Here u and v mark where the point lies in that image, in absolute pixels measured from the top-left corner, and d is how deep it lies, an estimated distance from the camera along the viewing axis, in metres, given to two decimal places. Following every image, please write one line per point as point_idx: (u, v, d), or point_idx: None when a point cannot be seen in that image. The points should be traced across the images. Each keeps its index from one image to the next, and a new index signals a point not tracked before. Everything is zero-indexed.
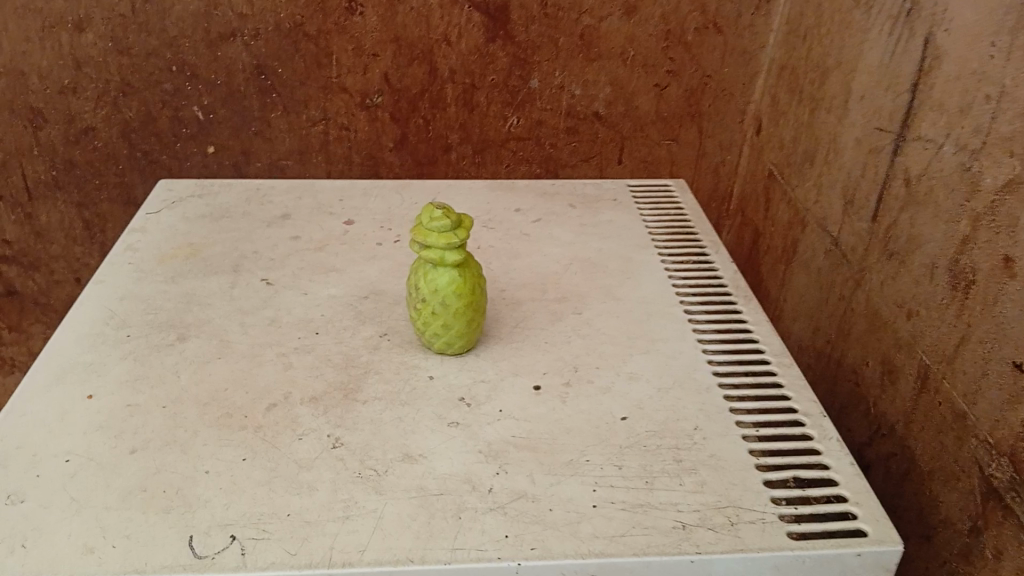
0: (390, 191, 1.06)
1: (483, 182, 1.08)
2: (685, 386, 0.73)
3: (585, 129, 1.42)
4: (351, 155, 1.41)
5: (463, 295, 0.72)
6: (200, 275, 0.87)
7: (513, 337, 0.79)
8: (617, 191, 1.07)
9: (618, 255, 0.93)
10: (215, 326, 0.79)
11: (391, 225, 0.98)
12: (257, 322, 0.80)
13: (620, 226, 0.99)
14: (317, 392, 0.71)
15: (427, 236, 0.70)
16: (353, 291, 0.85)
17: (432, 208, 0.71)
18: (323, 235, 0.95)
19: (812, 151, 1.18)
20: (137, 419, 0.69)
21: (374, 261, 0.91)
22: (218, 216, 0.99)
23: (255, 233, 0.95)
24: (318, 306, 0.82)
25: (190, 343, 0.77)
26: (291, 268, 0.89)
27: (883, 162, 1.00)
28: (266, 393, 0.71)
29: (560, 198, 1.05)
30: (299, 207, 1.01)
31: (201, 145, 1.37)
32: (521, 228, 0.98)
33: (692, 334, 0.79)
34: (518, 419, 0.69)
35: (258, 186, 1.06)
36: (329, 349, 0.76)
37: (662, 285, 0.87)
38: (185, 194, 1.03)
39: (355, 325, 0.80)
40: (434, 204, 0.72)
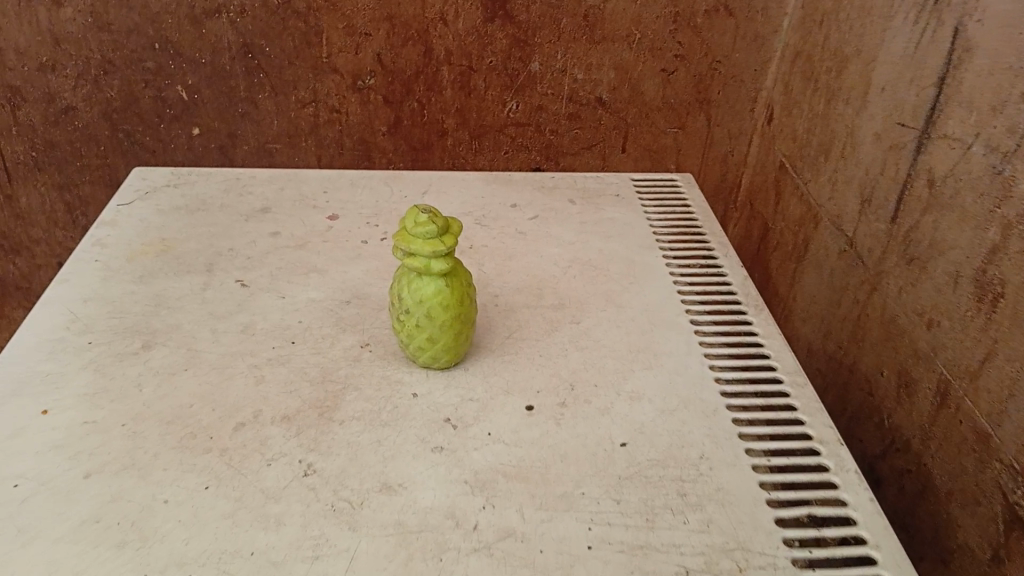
0: (379, 183, 1.00)
1: (478, 174, 1.02)
2: (691, 407, 0.67)
3: (588, 115, 1.36)
4: (343, 140, 1.34)
5: (451, 306, 0.66)
6: (171, 274, 0.81)
7: (506, 349, 0.73)
8: (620, 186, 1.01)
9: (620, 257, 0.87)
10: (185, 332, 0.74)
11: (379, 220, 0.92)
12: (229, 329, 0.74)
13: (623, 224, 0.93)
14: (291, 410, 0.66)
15: (411, 243, 0.64)
16: (335, 294, 0.79)
17: (416, 211, 0.65)
18: (306, 231, 0.89)
19: (827, 145, 1.12)
20: (95, 439, 0.63)
21: (359, 261, 0.85)
22: (195, 208, 0.92)
23: (232, 227, 0.89)
24: (296, 311, 0.77)
25: (156, 352, 0.71)
26: (269, 267, 0.83)
27: (905, 160, 0.94)
28: (235, 410, 0.65)
29: (559, 192, 0.99)
30: (281, 199, 0.95)
31: (186, 127, 1.31)
32: (517, 225, 0.92)
33: (698, 348, 0.74)
34: (508, 444, 0.63)
35: (238, 176, 1.00)
36: (306, 361, 0.71)
37: (666, 291, 0.81)
38: (161, 184, 0.97)
39: (335, 333, 0.74)
40: (419, 207, 0.66)
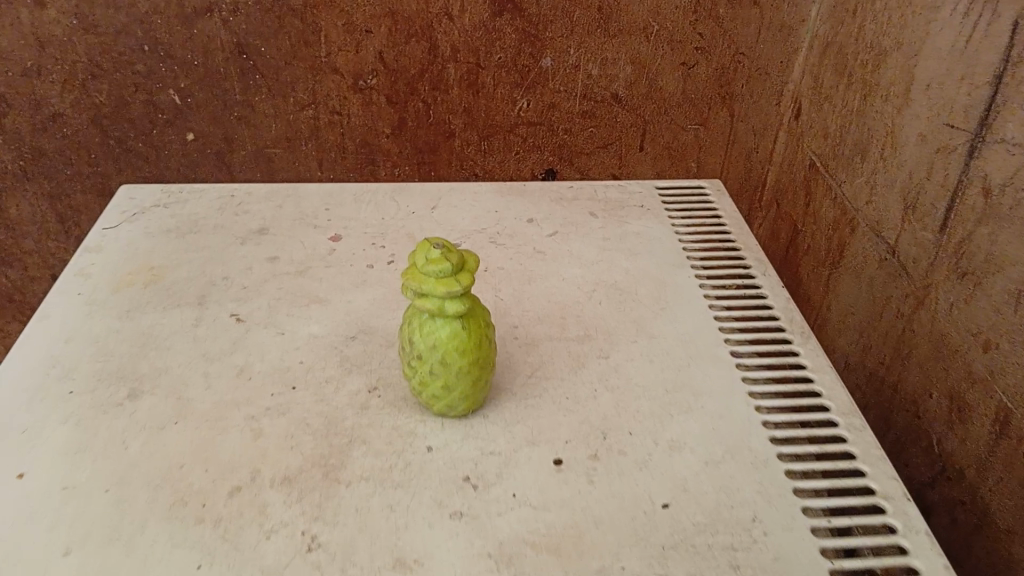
0: (385, 197, 0.93)
1: (491, 186, 0.95)
2: (739, 459, 0.60)
3: (603, 113, 1.28)
4: (345, 143, 1.26)
5: (469, 350, 0.59)
6: (159, 308, 0.74)
7: (528, 390, 0.66)
8: (645, 196, 0.94)
9: (649, 278, 0.80)
10: (175, 377, 0.67)
11: (385, 241, 0.85)
12: (223, 372, 0.67)
13: (650, 240, 0.86)
14: (292, 469, 0.59)
15: (422, 282, 0.57)
16: (339, 329, 0.72)
17: (428, 246, 0.58)
18: (306, 255, 0.82)
19: (864, 146, 1.04)
20: (75, 507, 0.56)
21: (364, 289, 0.78)
22: (186, 231, 0.85)
23: (227, 252, 0.82)
24: (296, 350, 0.70)
25: (144, 402, 0.65)
26: (266, 298, 0.76)
27: (956, 165, 0.86)
28: (230, 471, 0.59)
29: (579, 204, 0.92)
30: (279, 217, 0.88)
31: (179, 132, 1.23)
32: (535, 243, 0.85)
33: (743, 385, 0.67)
34: (537, 507, 0.56)
35: (232, 192, 0.93)
36: (309, 409, 0.64)
37: (703, 317, 0.74)
38: (150, 204, 0.90)
39: (340, 375, 0.67)
40: (432, 240, 0.59)
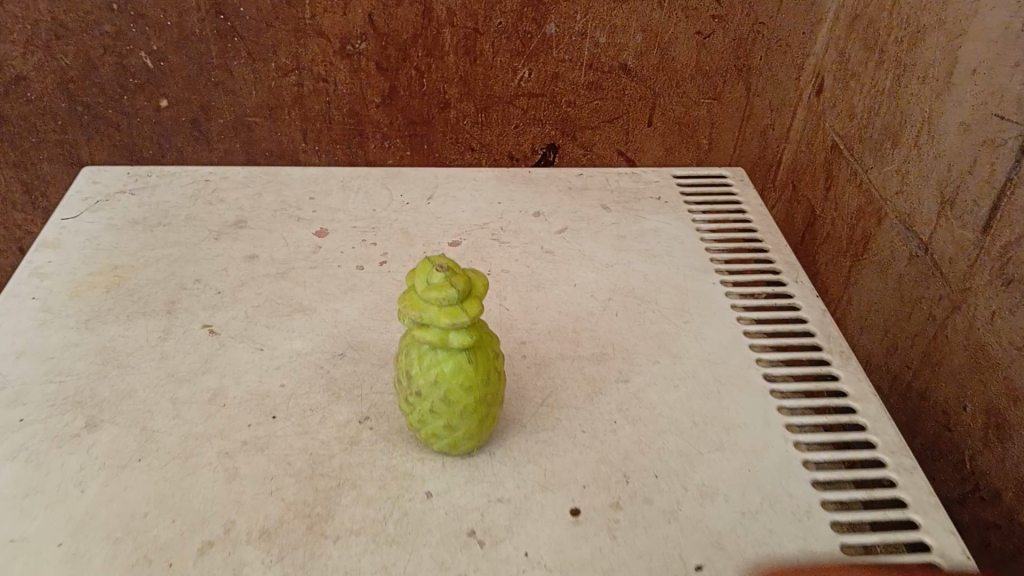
0: (375, 184, 0.84)
1: (492, 172, 0.87)
2: (779, 509, 0.54)
3: (610, 84, 1.15)
4: (332, 112, 1.14)
5: (476, 386, 0.52)
6: (123, 317, 0.66)
7: (539, 422, 0.59)
8: (662, 185, 0.86)
9: (670, 285, 0.72)
10: (140, 404, 0.59)
11: (376, 237, 0.77)
12: (194, 397, 0.60)
13: (669, 238, 0.78)
14: (271, 521, 0.52)
15: (423, 311, 0.50)
16: (325, 344, 0.65)
17: (430, 268, 0.50)
18: (288, 253, 0.74)
19: (895, 130, 0.93)
20: (22, 564, 0.49)
21: (353, 294, 0.70)
22: (155, 223, 0.77)
23: (200, 249, 0.74)
24: (277, 371, 0.62)
25: (104, 433, 0.57)
26: (244, 306, 0.68)
27: (1003, 160, 0.77)
28: (202, 522, 0.51)
29: (589, 195, 0.84)
30: (259, 208, 0.80)
31: (152, 98, 1.11)
32: (541, 242, 0.77)
33: (779, 416, 0.60)
34: (553, 570, 0.49)
35: (207, 176, 0.84)
36: (291, 444, 0.56)
37: (731, 333, 0.67)
38: (116, 190, 0.81)
39: (326, 402, 0.60)
40: (434, 261, 0.51)
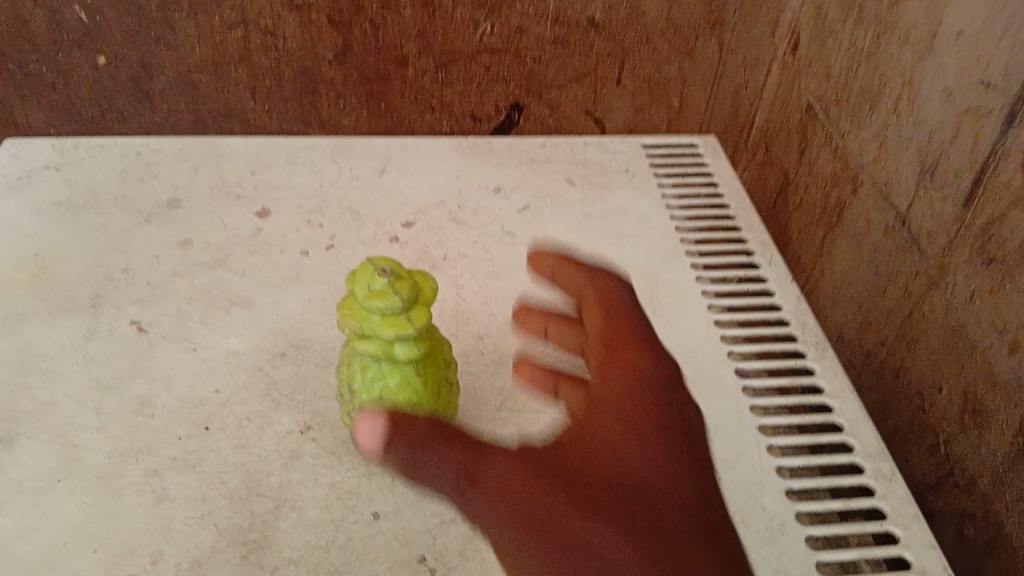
0: (324, 156, 0.78)
1: (449, 143, 0.81)
2: (751, 525, 0.50)
3: (577, 41, 1.06)
4: (281, 71, 1.03)
5: (424, 400, 0.49)
6: (42, 315, 0.60)
7: (496, 428, 0.55)
8: (630, 156, 0.81)
9: (639, 270, 0.68)
10: (60, 416, 0.54)
11: (322, 218, 0.71)
12: (121, 407, 0.54)
13: (637, 217, 0.73)
14: (203, 551, 0.47)
15: (365, 322, 0.48)
16: (267, 342, 0.60)
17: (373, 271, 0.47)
18: (226, 238, 0.68)
19: (874, 95, 0.83)
20: None
21: (296, 285, 0.64)
22: (81, 204, 0.71)
23: (129, 234, 0.68)
24: (212, 375, 0.57)
25: (18, 451, 0.51)
26: (177, 299, 0.63)
27: (987, 135, 0.68)
28: (126, 553, 0.47)
29: (554, 168, 0.79)
30: (195, 186, 0.74)
31: (89, 55, 0.99)
32: (502, 221, 0.72)
33: (752, 418, 0.56)
34: None
35: (139, 149, 0.77)
36: (226, 461, 0.52)
37: (702, 324, 0.63)
38: (37, 166, 0.74)
39: (265, 410, 0.55)
40: (378, 264, 0.48)
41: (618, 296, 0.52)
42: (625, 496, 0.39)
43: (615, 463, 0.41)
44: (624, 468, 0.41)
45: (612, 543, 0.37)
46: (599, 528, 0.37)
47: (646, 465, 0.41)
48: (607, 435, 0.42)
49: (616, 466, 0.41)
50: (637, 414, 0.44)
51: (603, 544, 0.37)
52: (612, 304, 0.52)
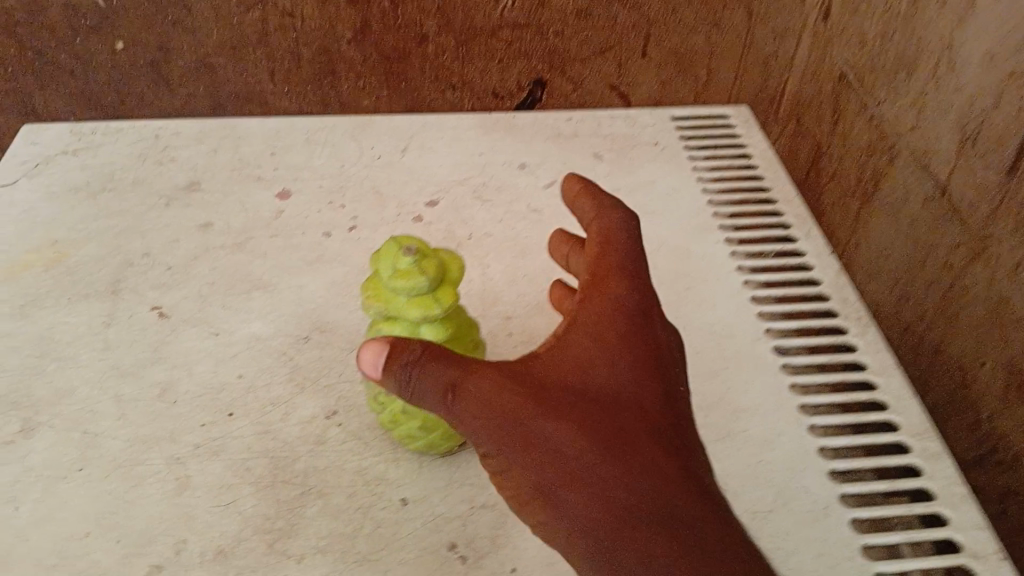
0: (344, 136, 0.76)
1: (472, 120, 0.79)
2: (793, 508, 0.48)
3: (601, 13, 0.99)
4: (299, 50, 0.98)
5: None
6: (62, 302, 0.59)
7: None
8: (658, 129, 0.78)
9: (670, 245, 0.65)
10: (81, 404, 0.53)
11: (344, 199, 0.69)
12: (142, 393, 0.53)
13: (667, 191, 0.71)
14: (227, 540, 0.46)
15: (391, 302, 0.46)
16: (290, 325, 0.58)
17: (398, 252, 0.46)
18: (246, 220, 0.67)
19: (912, 60, 0.77)
20: None
21: (318, 268, 0.63)
22: (99, 188, 0.70)
23: (148, 218, 0.67)
24: (235, 359, 0.56)
25: (39, 439, 0.51)
26: (198, 283, 0.61)
27: None
28: (149, 544, 0.46)
29: (580, 142, 0.76)
30: (214, 168, 0.72)
31: (105, 40, 0.96)
32: (528, 199, 0.70)
33: (793, 396, 0.54)
34: None
35: (157, 132, 0.76)
36: (249, 447, 0.50)
37: (737, 300, 0.61)
38: (55, 152, 0.73)
39: (289, 395, 0.54)
40: (403, 243, 0.47)
41: (621, 220, 0.46)
42: (613, 417, 0.38)
43: (605, 379, 0.39)
44: (613, 387, 0.39)
45: (606, 470, 0.37)
46: (593, 455, 0.37)
47: (636, 379, 0.40)
48: (598, 350, 0.40)
49: (606, 382, 0.39)
50: (631, 331, 0.41)
51: (595, 470, 0.37)
52: (615, 228, 0.45)
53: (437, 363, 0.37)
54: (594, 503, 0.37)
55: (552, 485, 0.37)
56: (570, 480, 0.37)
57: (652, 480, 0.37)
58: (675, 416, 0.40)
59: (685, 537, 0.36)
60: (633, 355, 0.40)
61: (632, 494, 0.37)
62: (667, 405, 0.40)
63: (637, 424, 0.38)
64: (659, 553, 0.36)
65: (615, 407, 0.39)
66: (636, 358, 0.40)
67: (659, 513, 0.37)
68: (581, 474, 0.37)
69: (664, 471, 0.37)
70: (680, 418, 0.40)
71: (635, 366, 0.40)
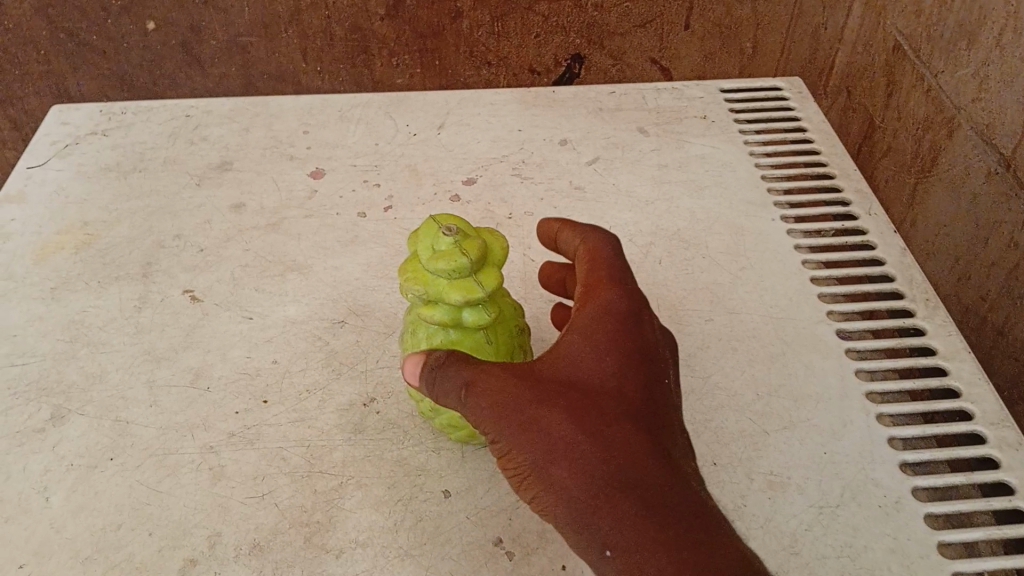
0: (379, 113, 0.74)
1: (511, 94, 0.75)
2: (862, 502, 0.45)
3: None
4: (331, 28, 0.95)
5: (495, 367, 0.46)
6: (92, 286, 0.58)
7: None
8: (709, 102, 0.75)
9: (722, 222, 0.62)
10: (112, 389, 0.51)
11: (379, 177, 0.67)
12: (174, 379, 0.52)
13: (719, 166, 0.67)
14: (263, 532, 0.44)
15: (431, 285, 0.44)
16: (325, 308, 0.56)
17: (436, 231, 0.44)
18: (279, 200, 0.65)
19: (973, 26, 0.69)
20: None
21: (353, 249, 0.61)
22: (130, 169, 0.68)
23: (180, 199, 0.65)
24: (269, 344, 0.54)
25: (71, 426, 0.49)
26: (231, 265, 0.59)
27: None
28: (184, 536, 0.44)
29: (624, 116, 0.73)
30: (246, 147, 0.70)
31: (137, 21, 0.94)
32: (569, 176, 0.67)
33: (859, 383, 0.51)
34: None
35: (188, 111, 0.74)
36: (285, 435, 0.48)
37: (796, 281, 0.57)
38: (85, 132, 0.71)
39: (326, 381, 0.51)
40: (441, 222, 0.45)
41: (604, 240, 0.47)
42: (602, 407, 0.40)
43: (592, 373, 0.41)
44: (599, 379, 0.40)
45: (590, 451, 0.38)
46: (578, 439, 0.38)
47: (622, 370, 0.41)
48: (586, 347, 0.41)
49: (594, 376, 0.40)
50: (619, 328, 0.42)
51: (580, 456, 0.38)
52: (602, 245, 0.46)
53: (456, 366, 0.41)
54: (575, 482, 0.38)
55: (538, 466, 0.39)
56: (555, 460, 0.38)
57: (634, 461, 0.38)
58: (660, 410, 0.41)
59: (658, 513, 0.37)
60: (619, 348, 0.41)
61: (610, 471, 0.38)
62: (651, 394, 0.41)
63: (620, 413, 0.39)
64: (633, 526, 0.37)
65: (599, 395, 0.40)
66: (623, 351, 0.41)
67: (635, 490, 0.38)
68: (565, 454, 0.38)
69: (642, 455, 0.38)
70: (665, 409, 0.41)
71: (622, 360, 0.41)
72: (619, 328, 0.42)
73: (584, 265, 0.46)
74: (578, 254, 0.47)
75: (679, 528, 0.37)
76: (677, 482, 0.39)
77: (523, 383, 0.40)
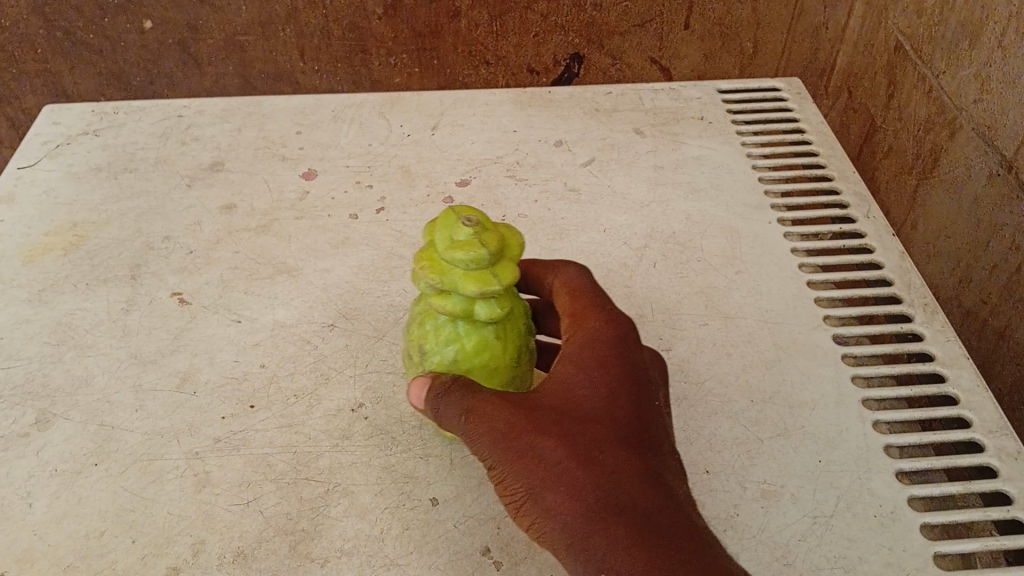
0: (372, 114, 0.73)
1: (507, 95, 0.75)
2: (858, 512, 0.44)
3: None
4: (329, 27, 0.95)
5: (503, 361, 0.46)
6: (80, 288, 0.57)
7: None
8: (706, 103, 0.74)
9: (718, 225, 0.61)
10: (98, 394, 0.50)
11: (371, 178, 0.66)
12: (160, 383, 0.51)
13: (716, 168, 0.67)
14: (248, 540, 0.43)
15: (447, 276, 0.43)
16: (314, 312, 0.55)
17: (456, 221, 0.43)
18: (270, 202, 0.64)
19: (975, 25, 0.68)
20: None
21: (344, 252, 0.60)
22: (120, 169, 0.67)
23: (170, 200, 0.64)
24: (257, 348, 0.53)
25: (56, 431, 0.48)
26: (220, 267, 0.59)
27: None
28: (167, 543, 0.43)
29: (621, 117, 0.72)
30: (239, 147, 0.69)
31: (134, 19, 0.93)
32: (564, 177, 0.66)
33: (855, 390, 0.50)
34: None
35: (181, 111, 0.73)
36: (272, 441, 0.48)
37: (792, 285, 0.56)
38: (77, 132, 0.71)
39: (314, 386, 0.51)
40: (460, 212, 0.44)
41: (582, 273, 0.47)
42: (594, 432, 0.39)
43: (583, 399, 0.40)
44: (591, 404, 0.40)
45: (583, 476, 0.38)
46: (571, 464, 0.38)
47: (612, 394, 0.41)
48: (577, 374, 0.41)
49: (585, 402, 0.40)
50: (608, 354, 0.42)
51: (573, 481, 0.38)
52: (581, 278, 0.47)
53: (459, 392, 0.41)
54: (570, 506, 0.37)
55: (532, 493, 0.38)
56: (549, 486, 0.38)
57: (627, 484, 0.38)
58: (652, 432, 0.41)
59: (652, 533, 0.36)
60: (609, 373, 0.41)
61: (605, 494, 0.37)
62: (642, 417, 0.41)
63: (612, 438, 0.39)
64: (628, 548, 0.36)
65: (590, 420, 0.40)
66: (613, 377, 0.41)
67: (628, 511, 0.37)
68: (559, 479, 0.38)
69: (636, 477, 0.38)
70: (658, 432, 0.41)
71: (612, 385, 0.41)
72: (606, 353, 0.42)
73: (566, 298, 0.46)
74: (556, 289, 0.47)
75: (676, 547, 0.36)
76: (670, 503, 0.38)
77: (517, 409, 0.40)
